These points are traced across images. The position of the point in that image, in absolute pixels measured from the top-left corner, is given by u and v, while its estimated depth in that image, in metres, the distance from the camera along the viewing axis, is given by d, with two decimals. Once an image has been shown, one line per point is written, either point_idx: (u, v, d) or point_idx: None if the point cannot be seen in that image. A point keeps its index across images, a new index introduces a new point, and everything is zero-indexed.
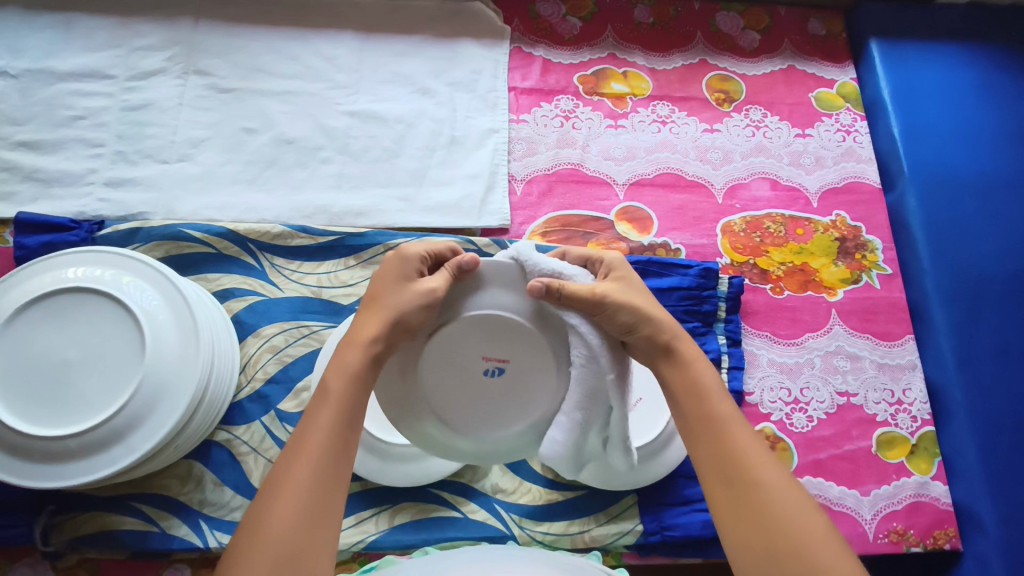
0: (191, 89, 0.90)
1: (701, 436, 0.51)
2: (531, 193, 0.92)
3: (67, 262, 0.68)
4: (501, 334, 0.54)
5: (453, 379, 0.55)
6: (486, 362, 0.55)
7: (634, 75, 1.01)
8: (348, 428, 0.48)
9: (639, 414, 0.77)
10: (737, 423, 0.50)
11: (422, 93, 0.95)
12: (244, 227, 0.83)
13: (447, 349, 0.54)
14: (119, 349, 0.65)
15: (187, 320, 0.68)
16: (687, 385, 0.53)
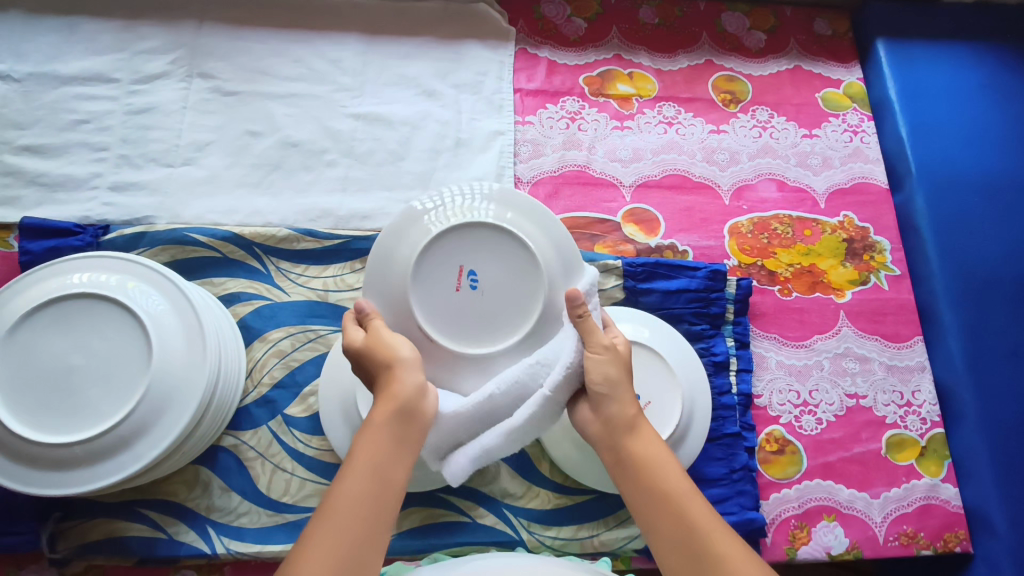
0: (195, 92, 0.90)
1: (659, 516, 0.49)
2: (538, 195, 0.91)
3: (72, 267, 0.68)
4: (462, 245, 0.63)
5: (445, 310, 0.63)
6: (459, 281, 0.63)
7: (639, 76, 1.00)
8: (391, 464, 0.48)
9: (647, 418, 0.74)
10: (693, 499, 0.49)
11: (428, 96, 0.95)
12: (249, 231, 0.83)
13: (425, 279, 0.62)
14: (126, 356, 0.64)
15: (193, 326, 0.67)
16: (638, 458, 0.51)
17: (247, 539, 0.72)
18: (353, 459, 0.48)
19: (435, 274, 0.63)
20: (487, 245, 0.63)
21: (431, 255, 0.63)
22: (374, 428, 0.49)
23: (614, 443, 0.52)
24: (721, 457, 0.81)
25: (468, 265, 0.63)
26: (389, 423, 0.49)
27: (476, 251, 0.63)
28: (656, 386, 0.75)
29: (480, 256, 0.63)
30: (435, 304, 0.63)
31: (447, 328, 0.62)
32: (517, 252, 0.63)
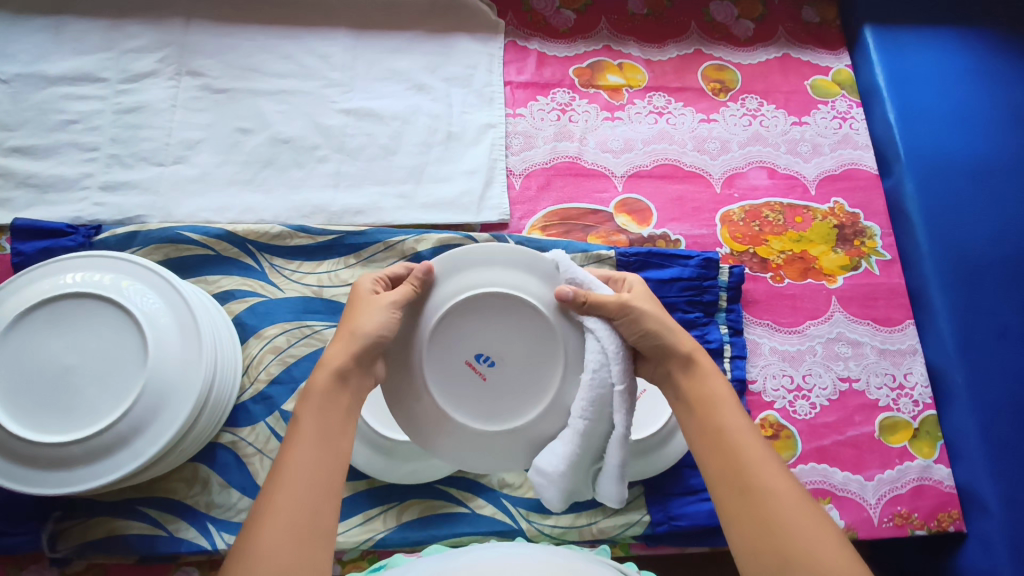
0: (185, 90, 0.90)
1: (711, 443, 0.51)
2: (530, 187, 0.92)
3: (64, 267, 0.67)
4: (462, 321, 0.58)
5: (500, 396, 0.58)
6: (477, 369, 0.58)
7: (629, 67, 1.01)
8: (332, 434, 0.49)
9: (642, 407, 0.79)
10: (746, 430, 0.51)
11: (418, 90, 0.95)
12: (242, 228, 0.82)
13: (437, 364, 0.57)
14: (121, 354, 0.64)
15: (188, 324, 0.67)
16: (697, 393, 0.54)
17: None
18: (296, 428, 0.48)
19: (455, 389, 0.58)
20: (449, 324, 0.57)
21: (442, 334, 0.57)
22: (316, 399, 0.50)
23: (675, 380, 0.56)
24: None
25: (465, 352, 0.58)
26: (331, 393, 0.50)
27: (454, 338, 0.58)
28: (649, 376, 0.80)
29: (461, 335, 0.58)
30: (494, 404, 0.58)
31: (523, 399, 0.58)
32: (528, 321, 0.58)
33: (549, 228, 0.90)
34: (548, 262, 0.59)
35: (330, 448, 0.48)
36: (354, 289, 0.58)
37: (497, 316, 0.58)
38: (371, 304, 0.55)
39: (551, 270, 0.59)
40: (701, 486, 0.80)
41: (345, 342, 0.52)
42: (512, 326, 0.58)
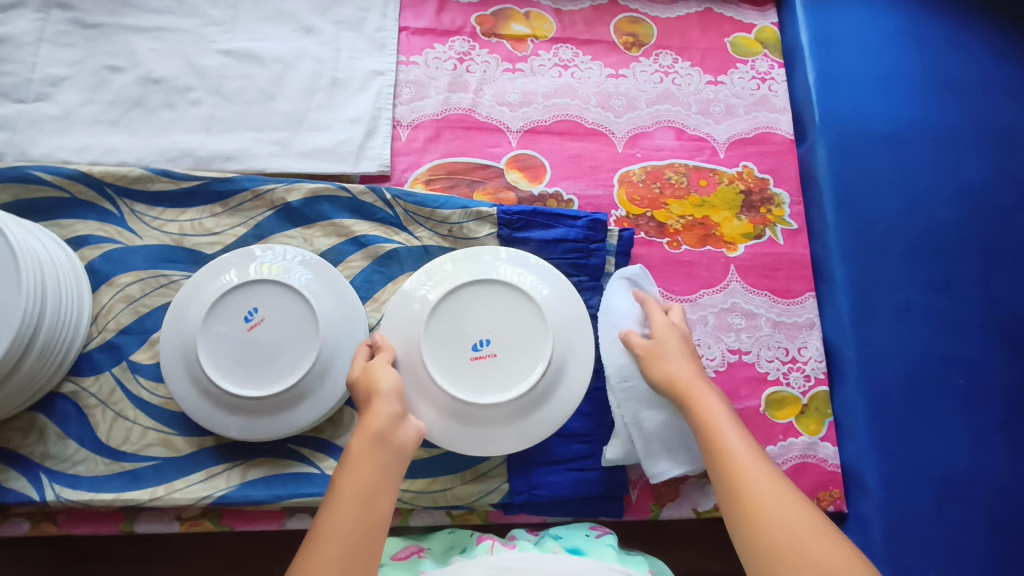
0: (52, 25, 0.85)
1: (716, 467, 0.57)
2: (416, 139, 0.87)
3: None
4: (441, 327, 0.71)
5: (508, 371, 0.70)
6: (477, 355, 0.70)
7: (536, 16, 0.95)
8: (375, 481, 0.55)
9: (497, 371, 0.70)
10: (744, 453, 0.57)
11: (305, 33, 0.89)
12: (99, 170, 0.78)
13: (444, 364, 0.69)
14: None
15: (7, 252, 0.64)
16: (703, 421, 0.61)
17: (81, 486, 0.70)
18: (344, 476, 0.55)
19: (467, 376, 0.69)
20: (441, 321, 0.71)
21: (433, 342, 0.70)
22: (354, 451, 0.56)
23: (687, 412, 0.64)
24: (589, 412, 0.79)
25: (468, 346, 0.70)
26: (369, 448, 0.56)
27: (455, 334, 0.71)
28: (505, 327, 0.71)
29: (460, 331, 0.71)
30: (503, 378, 0.69)
31: (525, 364, 0.70)
32: (492, 294, 0.72)
33: (433, 182, 0.86)
34: (467, 255, 0.75)
35: (372, 490, 0.54)
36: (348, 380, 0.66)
37: (482, 303, 0.72)
38: (374, 367, 0.64)
39: (466, 257, 0.75)
40: (568, 455, 0.77)
41: (375, 403, 0.60)
42: (500, 306, 0.72)
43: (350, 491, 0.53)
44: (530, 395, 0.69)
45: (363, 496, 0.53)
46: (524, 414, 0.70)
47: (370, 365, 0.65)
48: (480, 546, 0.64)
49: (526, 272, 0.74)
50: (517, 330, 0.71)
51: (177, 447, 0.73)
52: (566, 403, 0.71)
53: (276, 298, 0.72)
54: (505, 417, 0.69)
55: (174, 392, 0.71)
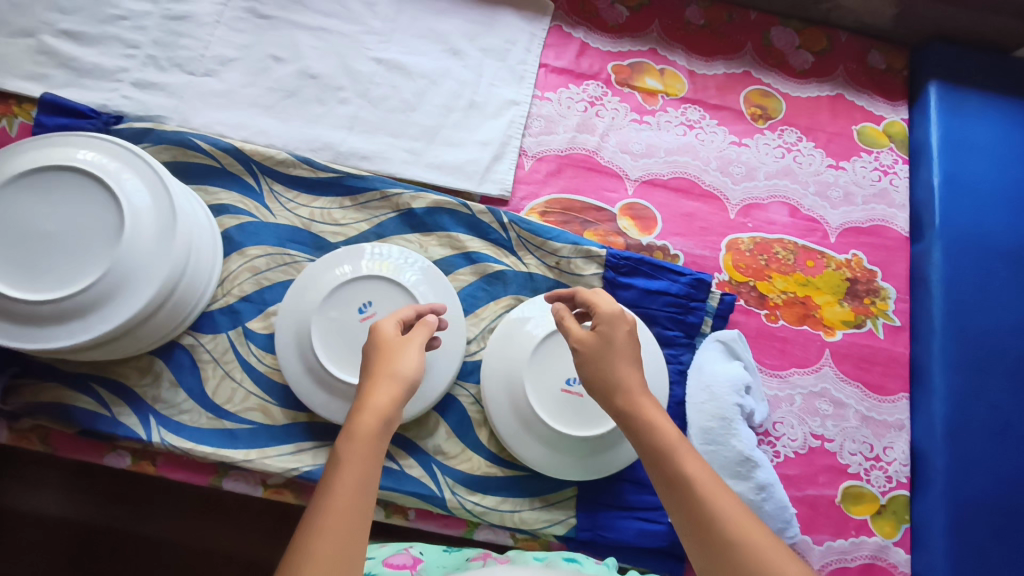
0: (231, 10, 0.92)
1: (682, 500, 0.52)
2: (539, 171, 0.90)
3: (75, 142, 0.70)
4: (540, 360, 0.74)
5: (595, 412, 0.73)
6: (570, 390, 0.73)
7: (670, 75, 0.97)
8: (369, 477, 0.49)
9: (587, 408, 0.73)
10: (711, 486, 0.52)
11: (452, 54, 0.94)
12: (249, 147, 0.84)
13: (539, 395, 0.73)
14: (52, 218, 0.67)
15: (94, 168, 0.68)
16: (656, 448, 0.55)
17: (183, 434, 0.74)
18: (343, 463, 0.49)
19: (559, 409, 0.72)
20: (542, 354, 0.74)
21: (530, 372, 0.73)
22: (359, 437, 0.50)
23: (638, 438, 0.57)
24: None
25: (562, 378, 0.74)
26: (375, 436, 0.51)
27: (554, 364, 0.74)
28: None
29: (557, 363, 0.74)
30: (586, 418, 0.72)
31: None
32: None
33: (547, 215, 0.88)
34: None
35: (371, 481, 0.49)
36: (374, 328, 0.61)
37: None
38: (405, 343, 0.59)
39: None
40: (637, 504, 0.77)
41: (384, 385, 0.55)
42: None
43: (352, 482, 0.48)
44: (603, 439, 0.72)
45: (361, 484, 0.48)
46: (603, 452, 0.73)
47: (394, 338, 0.60)
48: (471, 563, 0.62)
49: None
50: None
51: (273, 416, 0.76)
52: None
53: (389, 295, 0.76)
54: (586, 452, 0.73)
55: (280, 360, 0.75)
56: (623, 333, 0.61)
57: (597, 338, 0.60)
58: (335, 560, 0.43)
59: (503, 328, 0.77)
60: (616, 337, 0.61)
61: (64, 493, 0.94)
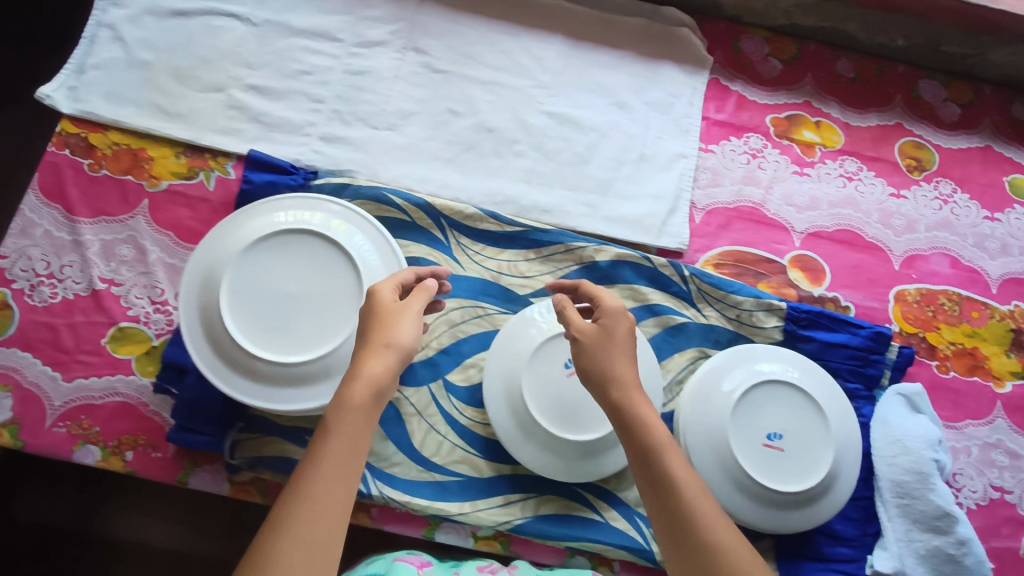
0: (407, 65, 0.95)
1: (665, 501, 0.57)
2: (710, 223, 0.93)
3: (303, 206, 0.73)
4: (740, 417, 0.77)
5: (796, 466, 0.76)
6: (770, 445, 0.77)
7: (826, 127, 0.99)
8: (353, 459, 0.50)
9: (788, 462, 0.76)
10: (705, 500, 0.57)
11: (618, 107, 0.97)
12: (440, 202, 0.87)
13: (743, 451, 0.76)
14: (290, 280, 0.69)
15: (308, 225, 0.71)
16: (650, 448, 0.59)
17: (398, 487, 0.76)
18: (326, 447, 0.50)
19: (762, 464, 0.76)
20: (741, 411, 0.77)
21: (733, 429, 0.76)
22: (345, 416, 0.51)
23: (626, 431, 0.60)
24: (855, 518, 0.81)
25: (761, 433, 0.77)
26: (367, 407, 0.52)
27: (753, 420, 0.77)
28: (796, 423, 0.78)
29: (755, 419, 0.77)
30: (789, 472, 0.76)
31: (811, 463, 0.76)
32: (784, 390, 0.78)
33: (722, 267, 0.91)
34: (755, 348, 0.82)
35: (357, 461, 0.50)
36: (371, 291, 0.61)
37: (775, 397, 0.78)
38: (402, 311, 0.59)
39: (756, 351, 0.82)
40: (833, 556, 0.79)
41: (380, 354, 0.55)
42: (790, 404, 0.78)
43: (339, 452, 0.50)
44: (806, 493, 0.75)
45: (351, 455, 0.50)
46: (807, 506, 0.76)
47: (393, 305, 0.60)
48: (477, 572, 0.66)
49: (807, 373, 0.80)
50: (806, 426, 0.77)
51: (479, 467, 0.78)
52: (837, 500, 0.77)
53: None
54: (790, 506, 0.76)
55: (489, 412, 0.77)
56: (624, 327, 0.65)
57: (597, 333, 0.64)
58: (319, 553, 0.45)
59: (697, 384, 0.80)
60: (617, 336, 0.64)
61: (174, 524, 0.94)
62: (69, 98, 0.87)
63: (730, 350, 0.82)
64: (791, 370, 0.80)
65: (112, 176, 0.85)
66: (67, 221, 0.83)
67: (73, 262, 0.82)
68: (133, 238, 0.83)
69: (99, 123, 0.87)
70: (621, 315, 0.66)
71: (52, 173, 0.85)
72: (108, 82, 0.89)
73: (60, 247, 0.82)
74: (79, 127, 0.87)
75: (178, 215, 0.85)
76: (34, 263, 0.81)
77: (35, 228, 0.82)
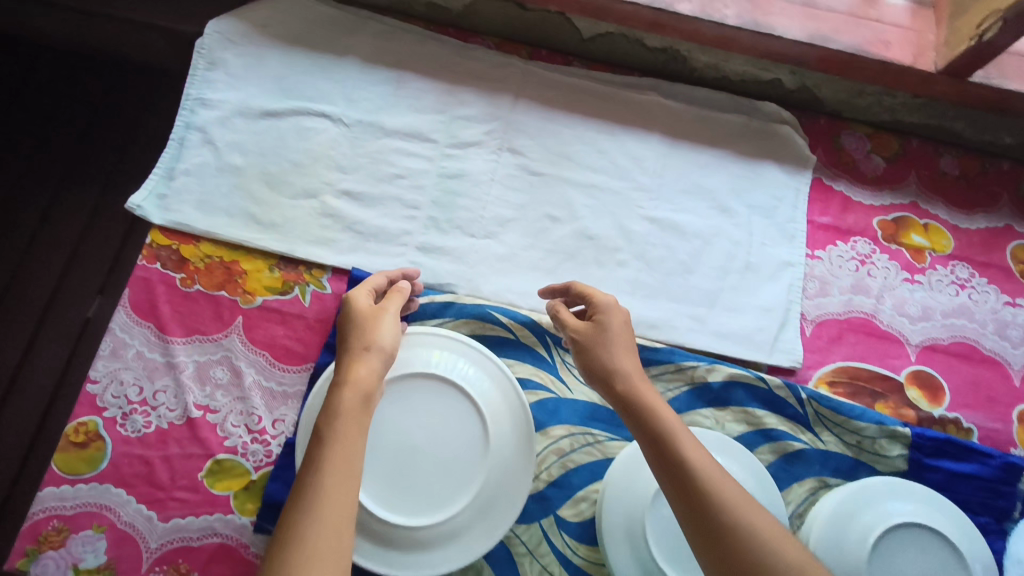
0: (503, 167, 0.91)
1: (684, 485, 0.56)
2: (821, 337, 0.89)
3: (426, 343, 0.70)
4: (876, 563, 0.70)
5: None
6: None
7: (935, 230, 0.96)
8: (354, 451, 0.52)
9: None
10: (724, 478, 0.56)
11: (720, 211, 0.93)
12: (546, 319, 0.83)
13: None
14: (414, 428, 0.65)
15: (415, 365, 0.68)
16: (659, 436, 0.58)
17: None
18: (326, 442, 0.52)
19: None
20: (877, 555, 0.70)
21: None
22: (343, 414, 0.54)
23: (635, 420, 0.60)
24: None
25: None
26: (357, 402, 0.55)
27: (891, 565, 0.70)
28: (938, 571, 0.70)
29: (893, 564, 0.70)
30: None
31: None
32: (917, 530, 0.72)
33: (837, 385, 0.86)
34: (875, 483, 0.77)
35: (359, 454, 0.52)
36: (347, 299, 0.65)
37: (909, 539, 0.72)
38: (379, 315, 0.63)
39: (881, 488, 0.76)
40: None
41: (364, 357, 0.59)
42: (926, 546, 0.71)
43: (346, 437, 0.53)
44: None
45: (353, 449, 0.52)
46: None
47: (371, 310, 0.63)
48: None
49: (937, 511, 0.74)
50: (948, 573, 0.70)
51: None
52: None
53: None
54: None
55: (607, 556, 0.72)
56: (620, 325, 0.66)
57: (595, 330, 0.66)
58: (336, 542, 0.47)
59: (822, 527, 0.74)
60: (614, 330, 0.66)
61: None
62: (160, 207, 0.84)
63: (850, 485, 0.77)
64: (920, 508, 0.74)
65: (205, 291, 0.82)
66: (159, 341, 0.79)
67: (167, 386, 0.78)
68: (228, 359, 0.79)
69: (191, 234, 0.83)
70: (615, 309, 0.68)
71: (143, 288, 0.81)
72: (198, 189, 0.85)
73: (153, 370, 0.78)
74: (170, 238, 0.83)
75: (273, 334, 0.81)
76: (126, 388, 0.77)
77: (127, 349, 0.78)
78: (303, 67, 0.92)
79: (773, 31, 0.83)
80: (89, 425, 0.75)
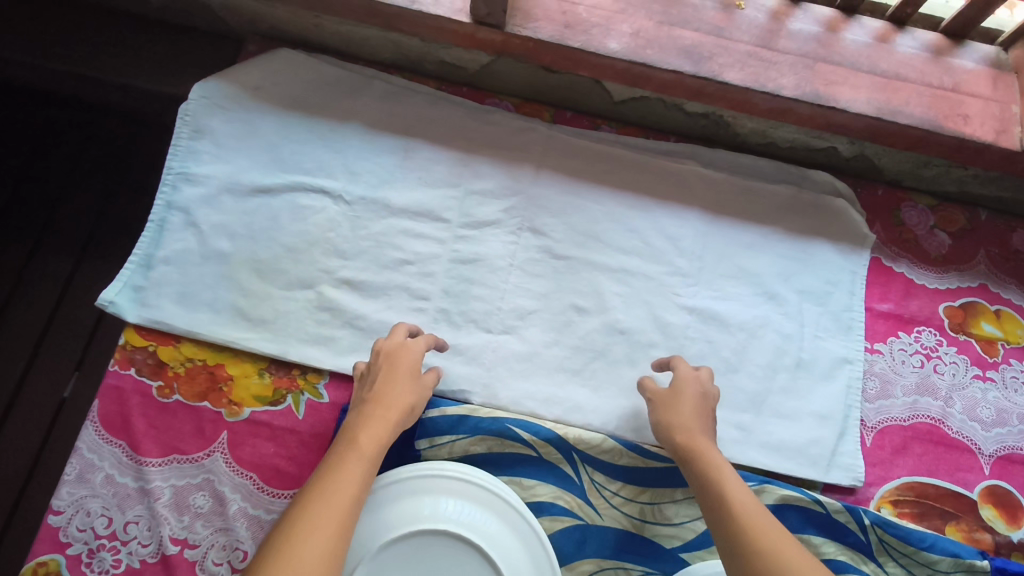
0: (524, 249, 0.81)
1: (724, 522, 0.56)
2: (883, 447, 0.78)
3: (447, 486, 0.63)
4: None
5: None
6: None
7: (1008, 317, 0.85)
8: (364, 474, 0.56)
9: None
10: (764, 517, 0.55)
11: (768, 298, 0.82)
12: (572, 433, 0.73)
13: None
14: None
15: (427, 523, 0.60)
16: (711, 475, 0.60)
17: None
18: (342, 457, 0.56)
19: None
20: None
21: None
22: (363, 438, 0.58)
23: (689, 465, 0.62)
24: None
25: None
26: (376, 437, 0.59)
27: None
28: None
29: None
30: None
31: None
32: None
33: (901, 504, 0.76)
34: None
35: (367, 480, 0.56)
36: (388, 343, 0.68)
37: None
38: (414, 363, 0.67)
39: None
40: None
41: (388, 401, 0.63)
42: None
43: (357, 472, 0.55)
44: None
45: (362, 468, 0.56)
46: None
47: (407, 355, 0.67)
48: None
49: None
50: None
51: None
52: None
53: None
54: None
55: None
56: (694, 387, 0.68)
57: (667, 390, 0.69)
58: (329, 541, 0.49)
59: None
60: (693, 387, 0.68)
61: None
62: (135, 301, 0.74)
63: None
64: None
65: (185, 402, 0.72)
66: (133, 463, 0.69)
67: (140, 516, 0.68)
68: (210, 484, 0.69)
69: (171, 334, 0.73)
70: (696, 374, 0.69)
71: (115, 400, 0.71)
72: (180, 280, 0.75)
73: (125, 498, 0.68)
74: (146, 338, 0.73)
75: (262, 452, 0.71)
76: (93, 519, 0.68)
77: (95, 473, 0.69)
78: (299, 134, 0.82)
79: (836, 104, 0.74)
80: (50, 566, 0.66)
